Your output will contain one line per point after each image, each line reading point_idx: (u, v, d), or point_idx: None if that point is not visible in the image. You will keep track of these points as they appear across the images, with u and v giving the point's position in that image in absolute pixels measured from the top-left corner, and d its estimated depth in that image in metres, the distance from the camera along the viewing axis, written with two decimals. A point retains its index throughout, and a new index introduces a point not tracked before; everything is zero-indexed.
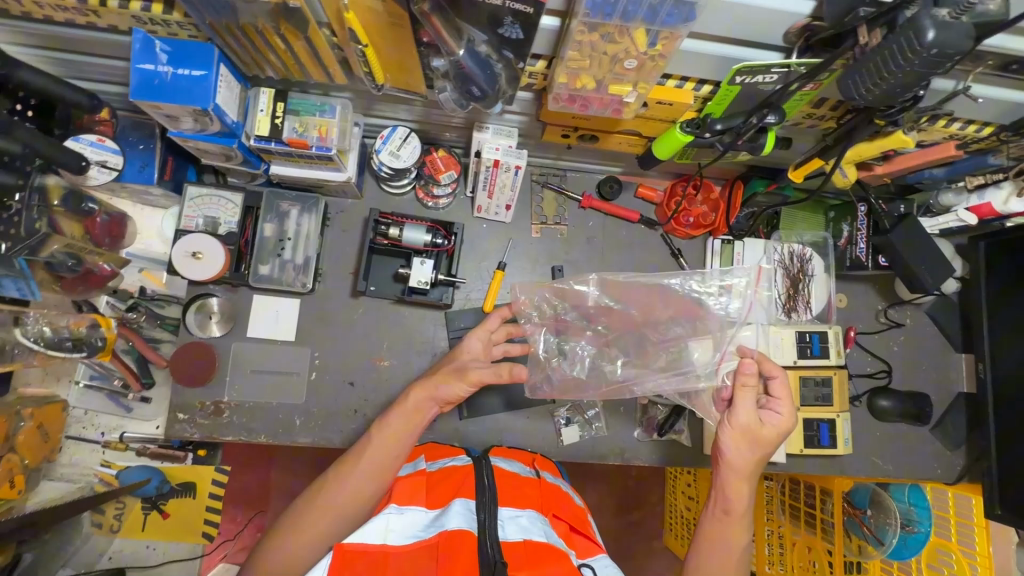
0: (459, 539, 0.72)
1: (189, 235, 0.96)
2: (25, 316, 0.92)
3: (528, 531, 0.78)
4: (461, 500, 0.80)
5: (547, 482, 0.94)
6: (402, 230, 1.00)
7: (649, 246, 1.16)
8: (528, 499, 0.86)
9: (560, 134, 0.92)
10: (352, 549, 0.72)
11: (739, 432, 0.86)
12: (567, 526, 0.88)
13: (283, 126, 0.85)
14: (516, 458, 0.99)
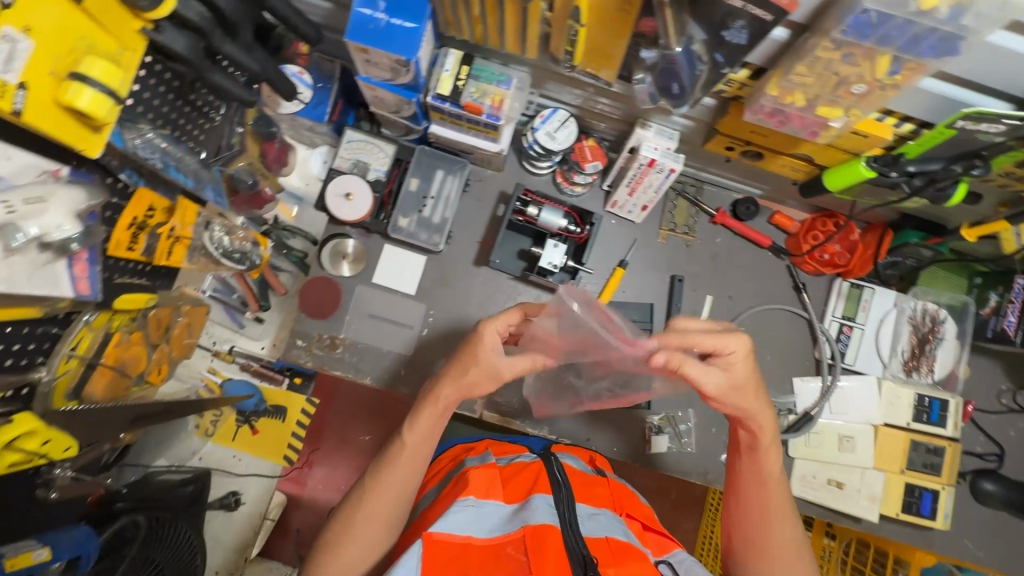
0: (548, 534, 0.69)
1: (344, 176, 1.01)
2: (213, 221, 0.82)
3: (610, 527, 0.75)
4: (540, 495, 0.75)
5: (612, 480, 0.91)
6: (540, 210, 1.02)
7: (771, 275, 1.14)
8: (601, 497, 0.83)
9: (725, 145, 0.91)
10: (442, 538, 0.69)
11: (721, 392, 0.70)
12: (638, 523, 0.84)
13: (463, 90, 0.88)
14: (579, 457, 0.96)
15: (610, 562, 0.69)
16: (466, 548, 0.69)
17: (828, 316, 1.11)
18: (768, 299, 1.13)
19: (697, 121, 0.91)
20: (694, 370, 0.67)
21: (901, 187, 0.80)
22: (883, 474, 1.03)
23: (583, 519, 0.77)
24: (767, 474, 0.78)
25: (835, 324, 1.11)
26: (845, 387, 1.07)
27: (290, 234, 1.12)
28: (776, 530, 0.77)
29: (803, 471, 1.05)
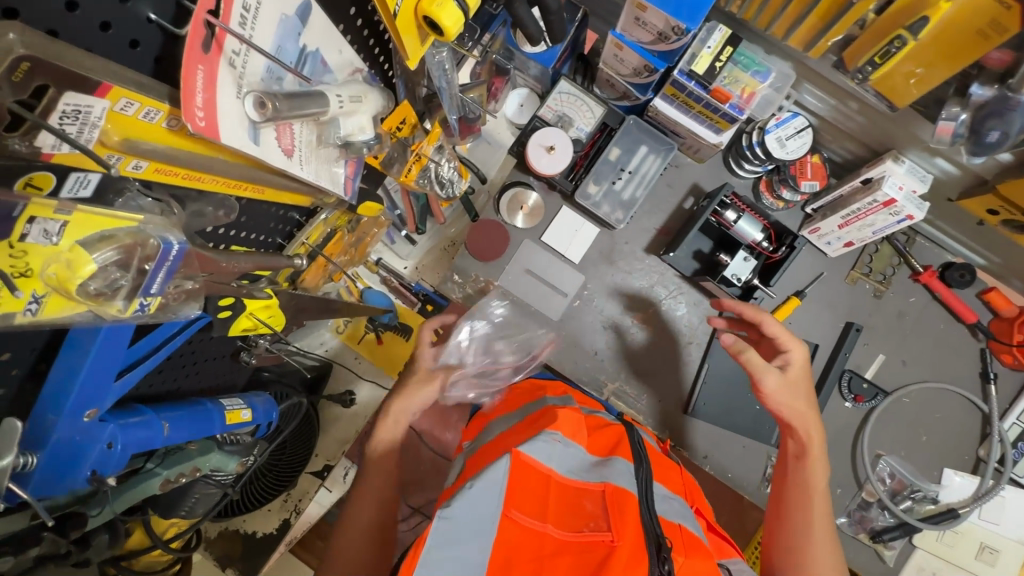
0: (627, 498, 0.63)
1: (548, 128, 0.96)
2: (443, 148, 0.81)
3: (683, 516, 0.67)
4: (623, 459, 0.70)
5: (686, 472, 0.84)
6: (739, 216, 0.96)
7: (958, 353, 1.03)
8: (674, 484, 0.76)
9: (989, 207, 0.81)
10: (529, 462, 0.65)
11: (780, 391, 0.82)
12: (705, 521, 0.75)
13: (719, 73, 0.81)
14: (650, 436, 0.90)
15: (684, 550, 0.61)
16: (547, 480, 0.64)
17: (1010, 417, 1.00)
18: (945, 377, 1.03)
19: (968, 171, 0.80)
20: (757, 360, 0.82)
21: None
22: None
23: (660, 500, 0.70)
24: (807, 482, 0.82)
25: (1014, 428, 1.00)
26: (1004, 496, 0.98)
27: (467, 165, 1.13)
28: (813, 535, 0.79)
29: (923, 561, 1.00)
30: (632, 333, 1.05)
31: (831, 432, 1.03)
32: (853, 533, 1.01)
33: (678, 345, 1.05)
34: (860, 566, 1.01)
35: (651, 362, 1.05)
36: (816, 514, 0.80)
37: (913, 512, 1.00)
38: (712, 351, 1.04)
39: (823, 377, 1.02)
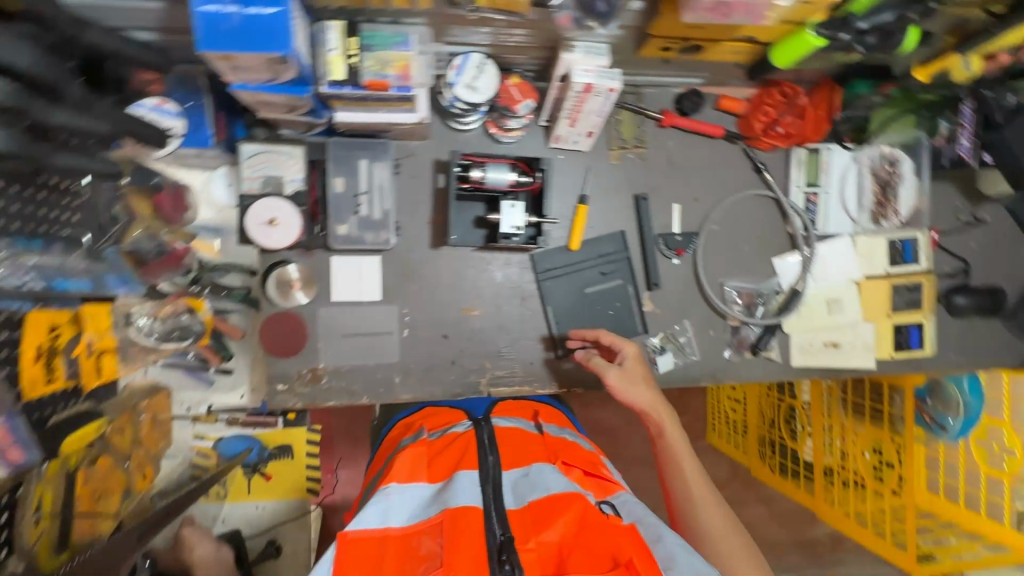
0: (467, 514, 0.70)
1: (262, 199, 0.89)
2: (130, 312, 0.99)
3: (534, 488, 0.76)
4: (464, 473, 0.78)
5: (550, 435, 0.93)
6: (484, 170, 0.93)
7: (730, 164, 1.10)
8: (532, 454, 0.85)
9: (661, 47, 0.83)
10: (359, 535, 0.68)
11: (623, 382, 0.96)
12: (578, 469, 0.85)
13: (361, 67, 0.75)
14: (518, 416, 0.97)
15: (532, 534, 0.69)
16: (384, 538, 0.69)
17: (792, 188, 1.10)
18: (733, 189, 1.10)
19: (626, 31, 0.81)
20: (599, 362, 0.97)
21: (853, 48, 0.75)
22: (873, 324, 1.09)
23: (514, 485, 0.78)
24: (675, 452, 0.92)
25: (801, 195, 1.10)
26: (823, 253, 1.09)
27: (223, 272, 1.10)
28: (700, 501, 0.85)
29: (801, 342, 1.10)
30: (473, 324, 1.03)
31: (678, 292, 1.09)
32: (738, 357, 1.10)
33: (516, 308, 1.05)
34: (760, 377, 1.10)
35: (505, 336, 1.04)
36: (690, 474, 0.89)
37: (770, 310, 1.10)
38: (546, 294, 1.04)
39: (643, 254, 1.07)
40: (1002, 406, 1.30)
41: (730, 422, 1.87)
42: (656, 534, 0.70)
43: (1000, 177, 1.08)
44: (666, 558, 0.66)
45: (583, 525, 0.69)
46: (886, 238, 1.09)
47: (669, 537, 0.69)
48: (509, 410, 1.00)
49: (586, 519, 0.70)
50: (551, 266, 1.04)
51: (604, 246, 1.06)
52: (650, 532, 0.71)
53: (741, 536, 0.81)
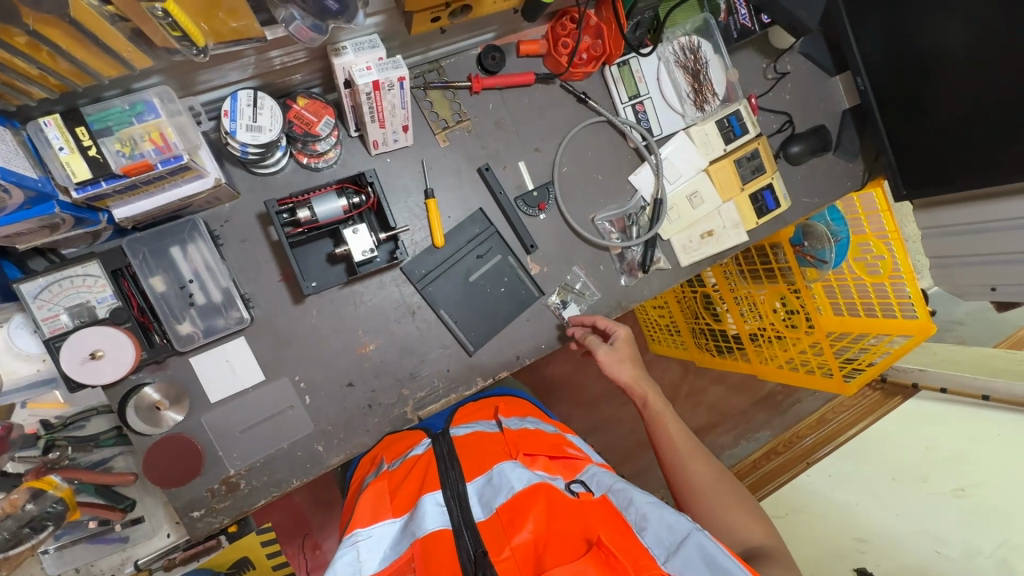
0: (438, 540, 0.67)
1: (71, 336, 0.76)
2: None
3: (500, 490, 0.72)
4: (428, 496, 0.73)
5: (510, 428, 0.89)
6: (311, 207, 0.85)
7: (555, 105, 1.09)
8: (493, 455, 0.80)
9: (430, 19, 0.79)
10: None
11: (612, 359, 1.01)
12: (543, 458, 0.80)
13: (104, 156, 0.64)
14: (476, 422, 0.94)
15: (506, 541, 0.66)
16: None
17: (619, 106, 1.11)
18: (568, 126, 1.10)
19: (384, 13, 0.76)
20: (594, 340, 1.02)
21: None
22: (732, 202, 1.15)
23: (480, 494, 0.74)
24: (660, 416, 0.97)
25: (629, 109, 1.12)
26: (668, 156, 1.13)
27: (82, 423, 0.98)
28: (691, 464, 0.90)
29: (682, 243, 1.14)
30: (373, 360, 0.97)
31: (557, 244, 1.09)
32: (635, 279, 1.13)
33: (410, 325, 1.00)
34: (660, 288, 1.14)
35: (411, 357, 0.99)
36: (675, 436, 0.94)
37: (643, 226, 1.13)
38: (433, 299, 1.00)
39: (509, 221, 1.05)
40: (861, 221, 1.47)
41: (664, 327, 1.95)
42: (626, 499, 0.71)
43: (782, 30, 1.18)
44: (638, 520, 0.67)
45: (552, 514, 0.68)
46: (714, 122, 1.14)
47: (639, 496, 0.70)
48: (463, 419, 0.96)
49: (556, 508, 0.68)
50: (427, 270, 1.00)
51: (469, 230, 1.03)
52: (621, 499, 0.72)
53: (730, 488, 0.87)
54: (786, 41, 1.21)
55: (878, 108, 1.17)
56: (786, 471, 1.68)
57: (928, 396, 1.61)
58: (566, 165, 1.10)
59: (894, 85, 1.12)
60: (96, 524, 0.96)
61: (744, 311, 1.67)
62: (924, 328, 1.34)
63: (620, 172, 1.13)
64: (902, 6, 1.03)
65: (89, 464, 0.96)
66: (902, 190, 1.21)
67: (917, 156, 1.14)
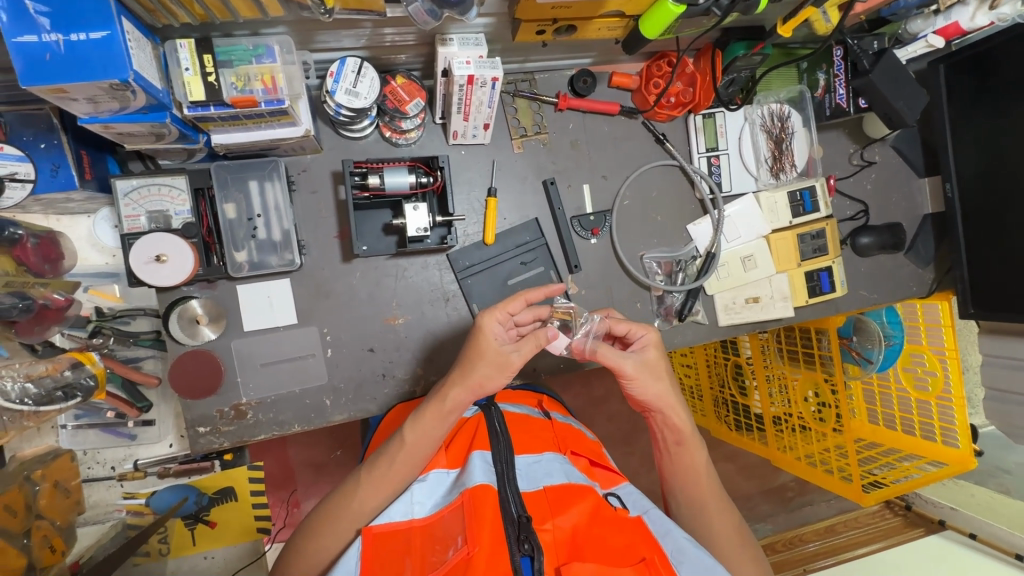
0: (486, 492, 0.68)
1: (144, 236, 0.82)
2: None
3: (549, 474, 0.74)
4: (479, 452, 0.76)
5: (558, 421, 0.92)
6: (382, 176, 0.90)
7: (632, 139, 1.11)
8: (543, 442, 0.82)
9: (535, 31, 0.83)
10: (383, 530, 0.71)
11: (640, 372, 0.87)
12: (586, 459, 0.83)
13: (219, 84, 0.71)
14: (523, 404, 0.97)
15: (548, 515, 0.67)
16: (409, 530, 0.71)
17: (695, 155, 1.12)
18: (639, 161, 1.12)
19: (495, 16, 0.81)
20: (613, 352, 0.87)
21: (711, 10, 0.77)
22: (786, 274, 1.12)
23: (525, 469, 0.76)
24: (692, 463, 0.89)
25: (703, 160, 1.13)
26: (731, 213, 1.12)
27: (128, 319, 1.05)
28: (716, 515, 0.85)
29: (724, 301, 1.13)
30: (398, 334, 1.01)
31: (600, 272, 1.10)
32: (669, 325, 1.11)
33: (441, 309, 1.03)
34: (691, 340, 1.13)
35: (433, 341, 1.02)
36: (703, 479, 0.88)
37: (689, 275, 1.12)
38: (469, 293, 1.03)
39: (560, 237, 1.07)
40: (919, 331, 1.40)
41: (687, 389, 1.93)
42: (664, 528, 0.71)
43: (878, 120, 1.16)
44: (675, 551, 0.68)
45: (596, 515, 0.68)
46: (784, 193, 1.12)
47: (677, 531, 0.71)
48: (503, 400, 0.98)
49: (601, 512, 0.69)
50: (470, 263, 1.03)
51: (520, 236, 1.06)
52: (657, 526, 0.72)
53: (745, 545, 0.84)
54: (880, 131, 1.19)
55: (961, 218, 1.13)
56: (783, 570, 1.58)
57: (954, 536, 1.52)
58: (628, 197, 1.12)
59: (987, 200, 1.07)
60: (114, 415, 1.04)
61: (772, 390, 1.59)
62: (965, 462, 1.29)
63: (678, 219, 1.14)
64: (1007, 126, 1.00)
65: (124, 358, 1.04)
66: (970, 307, 1.15)
67: (992, 276, 1.09)
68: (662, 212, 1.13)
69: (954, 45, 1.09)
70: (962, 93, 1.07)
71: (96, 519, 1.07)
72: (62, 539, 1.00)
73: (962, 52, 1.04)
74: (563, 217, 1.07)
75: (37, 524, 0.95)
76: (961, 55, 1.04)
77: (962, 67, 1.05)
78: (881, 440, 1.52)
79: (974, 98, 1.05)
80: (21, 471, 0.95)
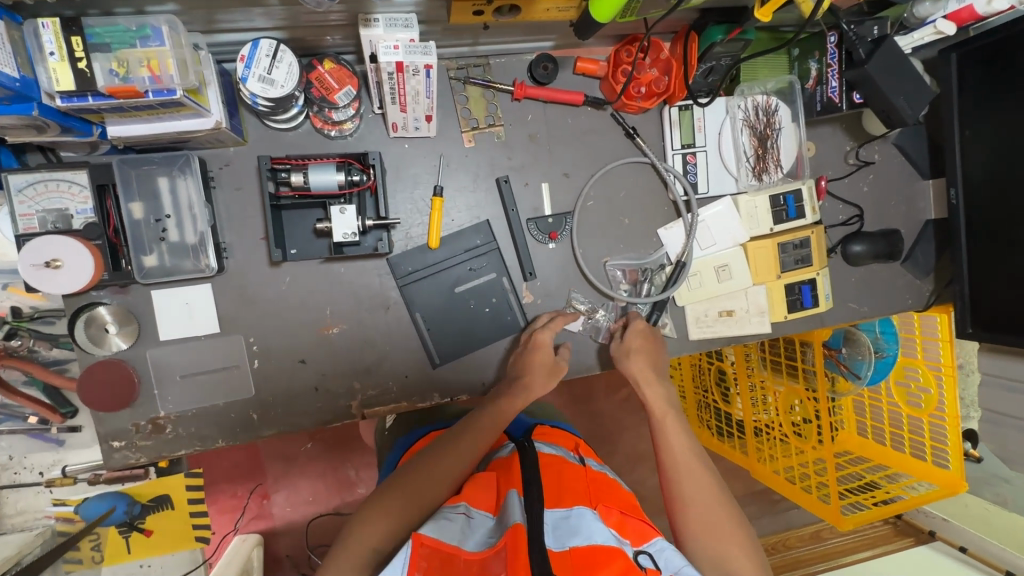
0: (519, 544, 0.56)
1: (33, 239, 0.74)
2: None
3: (579, 533, 0.62)
4: (514, 492, 0.67)
5: (592, 468, 0.81)
6: (306, 174, 0.81)
7: (600, 133, 1.00)
8: (572, 490, 0.71)
9: (471, 11, 0.72)
10: (434, 545, 0.58)
11: (620, 357, 0.96)
12: (617, 511, 0.69)
13: (93, 71, 0.62)
14: (559, 444, 0.88)
15: None
16: (455, 557, 0.58)
17: (669, 152, 1.01)
18: (607, 158, 1.01)
19: None
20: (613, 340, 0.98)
21: None
22: (764, 286, 1.02)
23: (554, 523, 0.64)
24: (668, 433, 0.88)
25: (678, 157, 1.02)
26: (705, 218, 1.01)
27: (50, 320, 0.98)
28: (691, 480, 0.81)
29: (695, 314, 1.04)
30: (333, 344, 0.93)
31: (558, 278, 1.00)
32: None
33: (381, 319, 0.95)
34: None
35: (372, 352, 0.95)
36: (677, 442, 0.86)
37: (656, 286, 1.03)
38: (411, 301, 0.95)
39: (515, 241, 0.98)
40: (915, 344, 1.30)
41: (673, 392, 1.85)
42: None
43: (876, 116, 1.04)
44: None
45: None
46: (765, 198, 1.00)
47: None
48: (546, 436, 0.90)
49: None
50: (414, 269, 0.95)
51: (469, 240, 0.96)
52: None
53: (727, 512, 0.77)
54: (879, 129, 1.07)
55: (965, 229, 1.02)
56: None
57: (943, 548, 1.46)
58: (592, 197, 1.01)
59: (996, 210, 0.95)
60: (36, 420, 0.98)
61: (755, 402, 1.50)
62: (955, 484, 1.21)
63: (648, 222, 1.03)
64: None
65: (47, 361, 0.98)
66: (968, 328, 1.04)
67: (995, 295, 0.98)
68: (631, 215, 1.03)
69: (970, 31, 0.95)
70: (975, 87, 0.94)
71: (23, 526, 1.03)
72: None
73: (977, 41, 0.90)
74: (519, 219, 0.98)
75: None
76: (977, 44, 0.91)
77: (977, 57, 0.92)
78: (869, 455, 1.44)
79: (987, 94, 0.92)
80: None
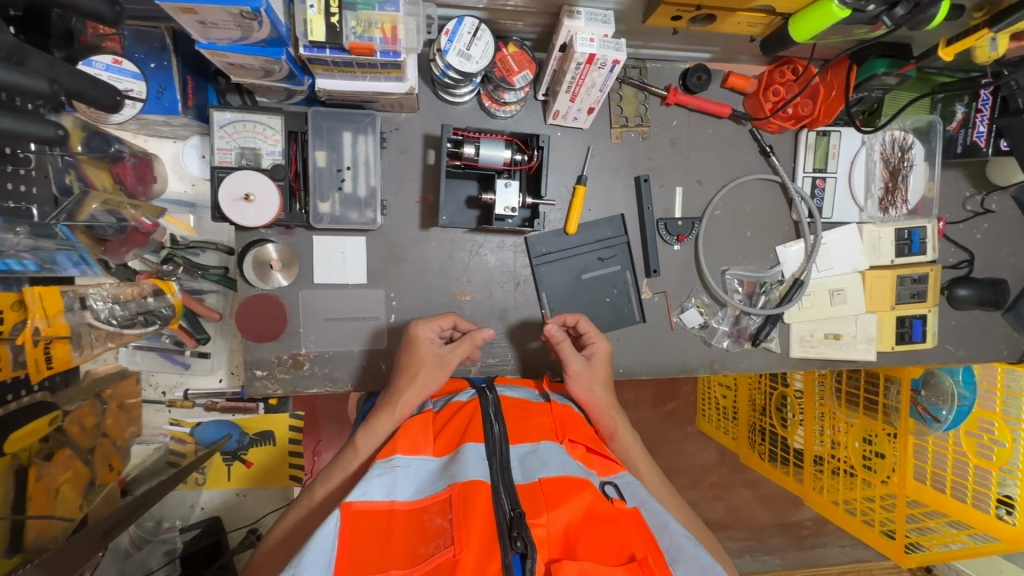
0: (478, 490, 0.62)
1: (235, 173, 0.81)
2: (88, 297, 0.81)
3: (545, 464, 0.67)
4: (472, 445, 0.69)
5: (559, 403, 0.85)
6: (478, 147, 0.86)
7: (736, 146, 1.04)
8: (540, 430, 0.75)
9: (672, 15, 0.76)
10: (365, 509, 0.62)
11: (581, 375, 0.88)
12: (583, 447, 0.75)
13: (341, 27, 0.67)
14: (523, 387, 0.90)
15: (542, 511, 0.61)
16: (390, 513, 0.62)
17: (799, 173, 1.05)
18: (738, 171, 1.05)
19: None
20: (568, 348, 0.89)
21: (879, 19, 0.69)
22: (876, 315, 1.05)
23: (522, 460, 0.69)
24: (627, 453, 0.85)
25: (807, 180, 1.05)
26: (827, 241, 1.05)
27: (198, 250, 1.07)
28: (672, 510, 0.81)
29: (803, 331, 1.07)
30: (463, 310, 0.98)
31: (677, 278, 1.04)
32: (738, 347, 1.06)
33: (509, 292, 1.00)
34: (758, 366, 1.07)
35: (497, 323, 1.00)
36: (649, 478, 0.84)
37: (771, 300, 1.06)
38: (541, 280, 0.99)
39: (643, 239, 1.02)
40: (994, 397, 1.32)
41: (718, 407, 1.80)
42: (662, 522, 0.66)
43: (1010, 165, 1.06)
44: (671, 549, 0.62)
45: (592, 512, 0.63)
46: (892, 230, 1.04)
47: (675, 527, 0.65)
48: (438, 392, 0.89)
49: (597, 508, 0.63)
50: (547, 250, 0.99)
51: (601, 231, 1.01)
52: (655, 520, 0.66)
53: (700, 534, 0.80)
54: (1008, 179, 1.10)
55: None
56: None
57: None
58: (718, 206, 1.05)
59: None
60: (173, 342, 1.06)
61: (819, 433, 1.51)
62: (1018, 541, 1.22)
63: (770, 238, 1.07)
64: None
65: (190, 289, 1.05)
66: None
67: None
68: (753, 228, 1.06)
69: None
70: None
71: (143, 439, 1.10)
72: (120, 459, 1.00)
73: None
74: (650, 217, 1.02)
75: (103, 441, 0.96)
76: None
77: None
78: (925, 500, 1.40)
79: None
80: (97, 386, 0.97)
